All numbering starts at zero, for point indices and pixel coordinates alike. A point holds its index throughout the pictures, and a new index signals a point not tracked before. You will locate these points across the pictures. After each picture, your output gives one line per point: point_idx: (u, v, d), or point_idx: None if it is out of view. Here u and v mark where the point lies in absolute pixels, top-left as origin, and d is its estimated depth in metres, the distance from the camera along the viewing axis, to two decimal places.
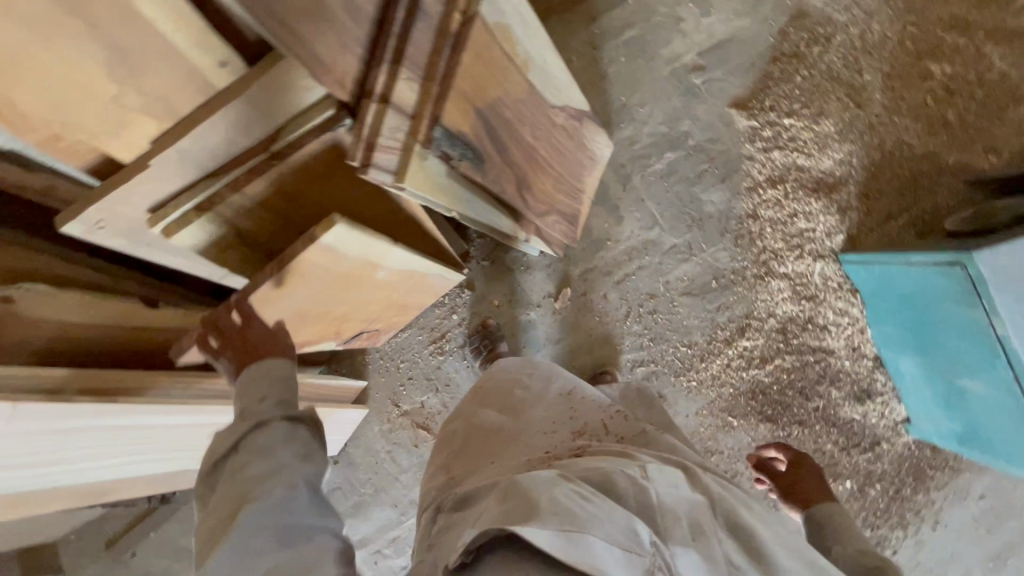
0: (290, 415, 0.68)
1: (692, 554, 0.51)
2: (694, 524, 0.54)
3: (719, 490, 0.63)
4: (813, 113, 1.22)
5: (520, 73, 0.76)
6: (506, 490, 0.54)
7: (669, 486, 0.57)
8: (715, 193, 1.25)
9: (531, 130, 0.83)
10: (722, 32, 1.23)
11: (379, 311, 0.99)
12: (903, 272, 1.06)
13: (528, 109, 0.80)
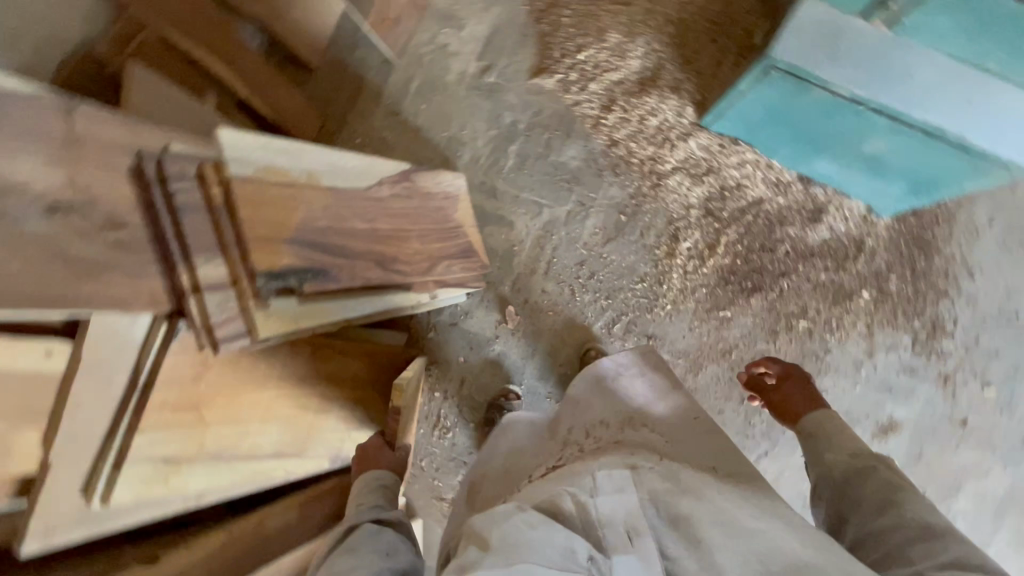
0: (379, 518, 0.77)
1: (628, 558, 0.55)
2: (628, 528, 0.57)
3: (672, 483, 0.64)
4: (597, 36, 1.30)
5: (311, 188, 0.85)
6: (466, 541, 0.60)
7: (610, 495, 0.61)
8: (570, 149, 1.32)
9: (358, 219, 0.92)
10: (484, 30, 1.33)
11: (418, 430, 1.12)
12: (745, 104, 1.10)
13: (341, 207, 0.89)
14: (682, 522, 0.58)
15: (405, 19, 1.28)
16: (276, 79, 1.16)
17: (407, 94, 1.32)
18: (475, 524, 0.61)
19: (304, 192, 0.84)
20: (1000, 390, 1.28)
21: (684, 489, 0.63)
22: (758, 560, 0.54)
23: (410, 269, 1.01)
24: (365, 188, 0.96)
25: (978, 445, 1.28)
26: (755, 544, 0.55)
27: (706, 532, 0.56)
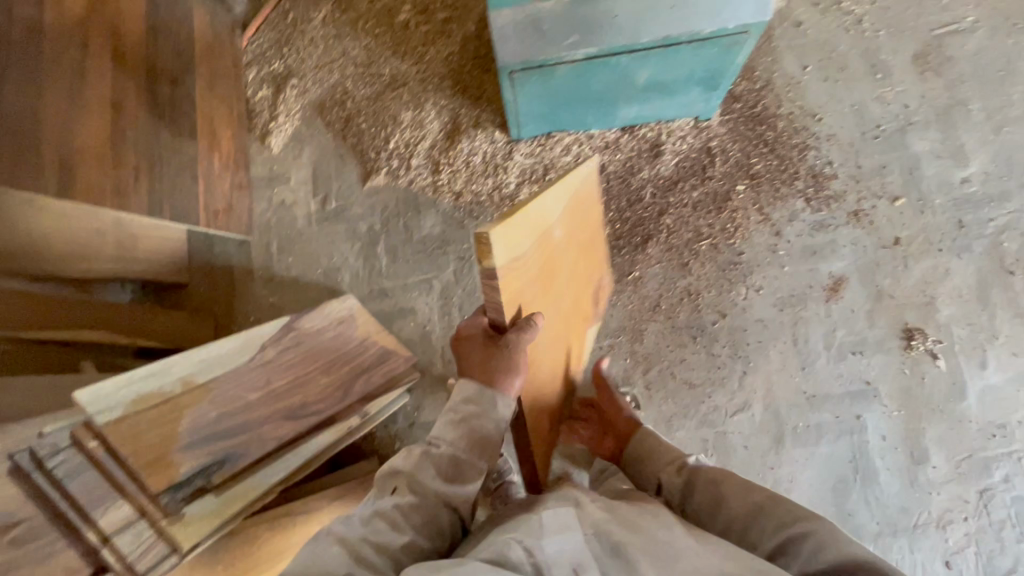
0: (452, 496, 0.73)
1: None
2: (575, 561, 0.59)
3: (610, 516, 0.67)
4: (396, 120, 1.42)
5: (190, 390, 0.92)
6: None
7: (556, 534, 0.61)
8: (427, 220, 1.39)
9: (250, 390, 0.98)
10: (308, 171, 1.46)
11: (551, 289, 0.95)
12: (524, 110, 1.18)
13: (228, 390, 0.96)
14: (622, 553, 0.61)
15: (238, 200, 1.42)
16: (158, 312, 1.28)
17: (273, 256, 1.42)
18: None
19: (184, 397, 0.91)
20: (906, 195, 1.28)
21: (627, 526, 0.65)
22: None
23: (324, 405, 1.03)
24: (247, 362, 1.02)
25: (925, 252, 1.25)
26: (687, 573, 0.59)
27: (644, 560, 0.60)
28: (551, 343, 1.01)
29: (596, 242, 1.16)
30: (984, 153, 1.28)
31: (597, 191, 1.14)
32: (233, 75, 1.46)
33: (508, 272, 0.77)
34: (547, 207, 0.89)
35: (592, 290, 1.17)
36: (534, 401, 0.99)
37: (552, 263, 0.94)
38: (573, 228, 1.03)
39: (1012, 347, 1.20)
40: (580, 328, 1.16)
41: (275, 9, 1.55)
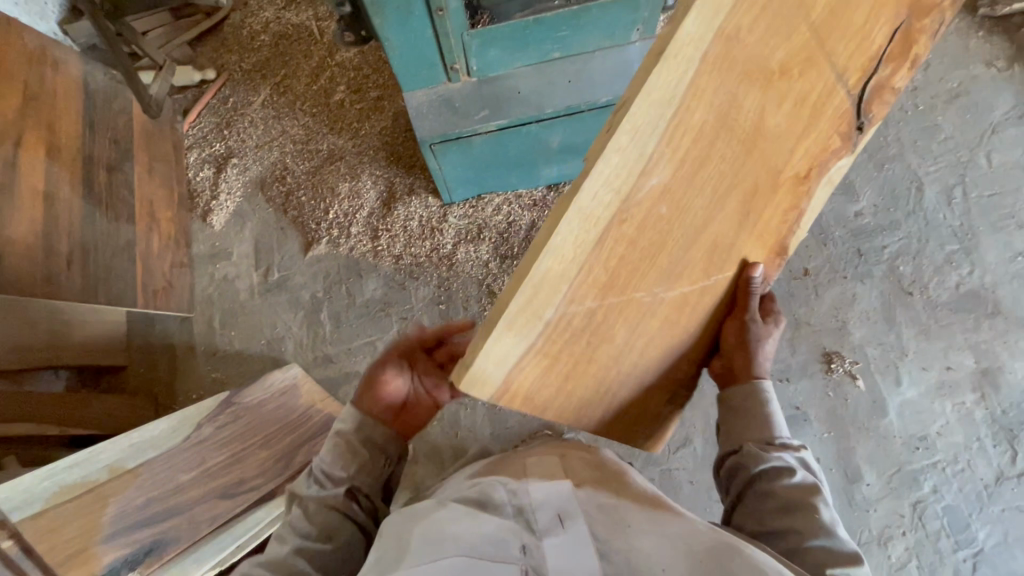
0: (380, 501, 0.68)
1: (559, 539, 0.47)
2: (559, 511, 0.51)
3: (598, 472, 0.61)
4: (334, 192, 1.48)
5: (119, 477, 0.92)
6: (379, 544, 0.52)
7: (540, 484, 0.55)
8: (369, 284, 1.43)
9: (184, 473, 0.98)
10: (250, 244, 1.49)
11: (669, 264, 0.59)
12: (450, 177, 1.27)
13: (160, 474, 0.95)
14: (610, 513, 0.52)
15: (178, 278, 1.43)
16: (88, 398, 1.23)
17: (215, 331, 1.42)
18: (389, 524, 0.53)
19: (111, 486, 0.90)
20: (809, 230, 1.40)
21: (611, 479, 0.60)
22: (682, 544, 0.48)
23: (264, 479, 1.03)
24: (182, 441, 1.01)
25: (832, 280, 1.36)
26: (683, 537, 0.49)
27: (633, 520, 0.51)
28: (689, 318, 0.64)
29: (800, 61, 0.55)
30: (871, 188, 1.43)
31: (712, 41, 0.51)
32: (173, 158, 1.52)
33: (513, 370, 0.57)
34: (573, 224, 0.52)
35: (797, 154, 0.60)
36: (660, 407, 0.69)
37: (640, 242, 0.57)
38: (683, 135, 0.53)
39: (921, 362, 1.28)
40: (780, 220, 0.62)
41: (216, 95, 1.63)
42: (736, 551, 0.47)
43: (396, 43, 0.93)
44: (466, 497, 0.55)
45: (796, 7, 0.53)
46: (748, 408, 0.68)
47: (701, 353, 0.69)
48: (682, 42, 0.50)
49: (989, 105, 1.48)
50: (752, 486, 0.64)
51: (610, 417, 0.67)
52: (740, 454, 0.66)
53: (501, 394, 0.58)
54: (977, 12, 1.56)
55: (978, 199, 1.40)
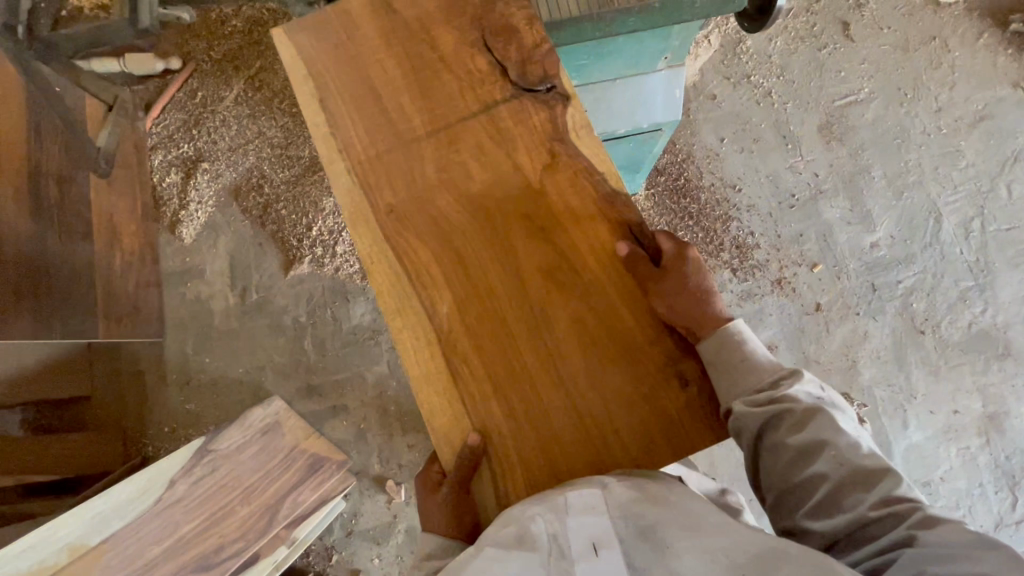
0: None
1: (596, 572, 0.47)
2: (593, 540, 0.48)
3: (640, 492, 0.51)
4: (316, 206, 1.36)
5: (81, 557, 0.88)
6: None
7: (577, 513, 0.50)
8: (359, 308, 1.33)
9: (153, 544, 0.92)
10: (224, 261, 1.36)
11: (507, 292, 0.64)
12: None
13: (125, 548, 0.90)
14: (650, 532, 0.48)
15: (145, 299, 1.31)
16: (46, 442, 1.15)
17: (188, 358, 1.31)
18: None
19: (73, 567, 0.87)
20: (823, 262, 1.33)
21: (657, 498, 0.51)
22: (723, 558, 0.45)
23: (244, 542, 0.96)
24: (151, 506, 0.94)
25: (845, 316, 1.31)
26: (732, 551, 0.46)
27: (673, 536, 0.48)
28: (596, 335, 0.62)
29: (450, 137, 0.68)
30: (888, 218, 1.36)
31: (382, 226, 0.67)
32: (135, 162, 1.35)
33: (494, 486, 0.60)
34: (423, 393, 0.63)
35: (523, 155, 0.68)
36: (676, 394, 0.60)
37: (484, 337, 0.63)
38: (419, 249, 0.66)
39: (929, 405, 1.26)
40: (573, 190, 0.66)
41: (182, 87, 1.45)
42: (781, 556, 0.44)
43: None
44: (504, 536, 0.49)
45: (405, 139, 0.69)
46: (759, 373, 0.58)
47: (651, 334, 0.62)
48: (370, 256, 0.66)
49: (1013, 131, 1.41)
50: (763, 443, 0.57)
51: (646, 443, 0.59)
52: (734, 417, 0.57)
53: (502, 501, 0.60)
54: (1008, 26, 1.47)
55: (996, 233, 1.35)
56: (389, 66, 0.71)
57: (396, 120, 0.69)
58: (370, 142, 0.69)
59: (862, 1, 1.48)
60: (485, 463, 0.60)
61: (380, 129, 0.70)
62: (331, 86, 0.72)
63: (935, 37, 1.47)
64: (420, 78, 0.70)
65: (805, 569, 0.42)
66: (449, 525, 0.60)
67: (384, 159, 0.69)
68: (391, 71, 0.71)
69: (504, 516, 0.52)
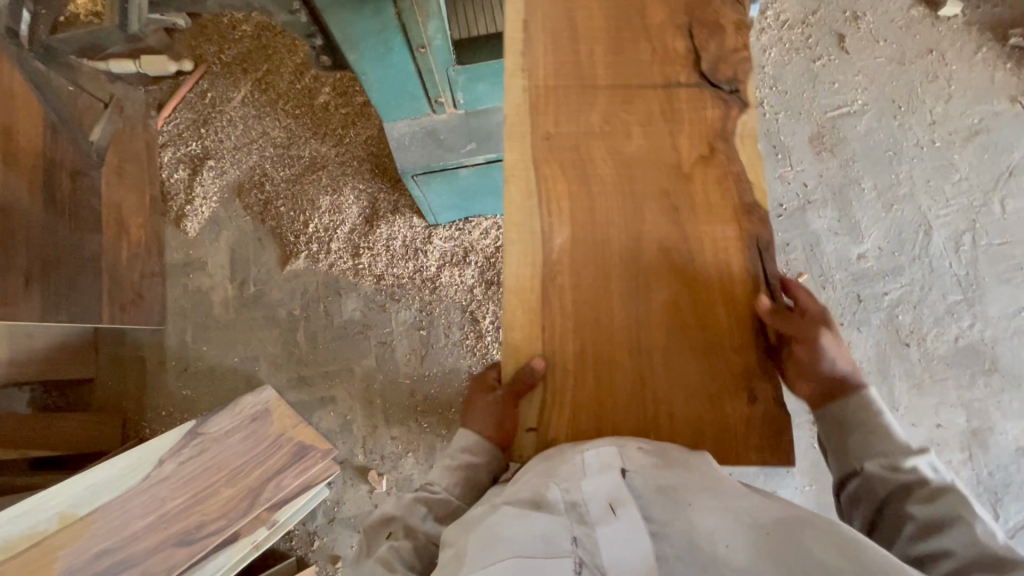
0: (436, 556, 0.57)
1: (615, 529, 0.46)
2: (611, 499, 0.49)
3: (661, 460, 0.53)
4: (313, 204, 1.41)
5: (67, 526, 0.93)
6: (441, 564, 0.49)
7: (595, 474, 0.51)
8: (349, 304, 1.37)
9: (137, 518, 0.96)
10: (225, 255, 1.42)
11: (624, 263, 0.61)
12: (436, 204, 1.20)
13: (110, 521, 0.95)
14: (668, 489, 0.49)
15: (149, 288, 1.37)
16: (51, 419, 1.23)
17: (187, 346, 1.37)
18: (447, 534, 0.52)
19: (59, 536, 0.92)
20: (809, 272, 1.34)
21: (676, 464, 0.52)
22: (743, 517, 0.45)
23: (225, 521, 1.00)
24: (139, 482, 0.99)
25: None
26: (743, 509, 0.46)
27: (692, 496, 0.48)
28: (691, 323, 0.60)
29: (623, 99, 0.66)
30: (877, 230, 1.36)
31: (532, 146, 0.64)
32: (145, 159, 1.42)
33: (540, 413, 0.59)
34: (512, 303, 0.61)
35: (681, 140, 0.65)
36: (738, 407, 0.58)
37: (587, 284, 0.61)
38: (550, 182, 0.63)
39: (910, 418, 1.25)
40: (717, 191, 0.63)
41: (193, 88, 1.52)
42: (798, 520, 0.44)
43: (375, 77, 0.82)
44: (518, 498, 0.50)
45: (584, 83, 0.66)
46: (856, 419, 0.55)
47: (747, 343, 0.59)
48: (511, 166, 0.64)
49: (1008, 146, 1.40)
50: (882, 514, 0.52)
51: (691, 436, 0.58)
52: (864, 478, 0.54)
53: (540, 430, 0.59)
54: (1007, 41, 1.46)
55: (988, 247, 1.34)
56: (597, 17, 0.68)
57: (585, 66, 0.66)
58: (555, 71, 0.66)
59: (858, 14, 1.49)
60: (537, 392, 0.59)
61: (566, 65, 0.66)
62: (540, 7, 0.68)
63: (932, 50, 1.47)
64: (619, 38, 0.67)
65: (824, 528, 0.42)
66: (487, 427, 0.60)
67: (558, 90, 0.66)
68: (596, 21, 0.68)
69: (522, 483, 0.52)
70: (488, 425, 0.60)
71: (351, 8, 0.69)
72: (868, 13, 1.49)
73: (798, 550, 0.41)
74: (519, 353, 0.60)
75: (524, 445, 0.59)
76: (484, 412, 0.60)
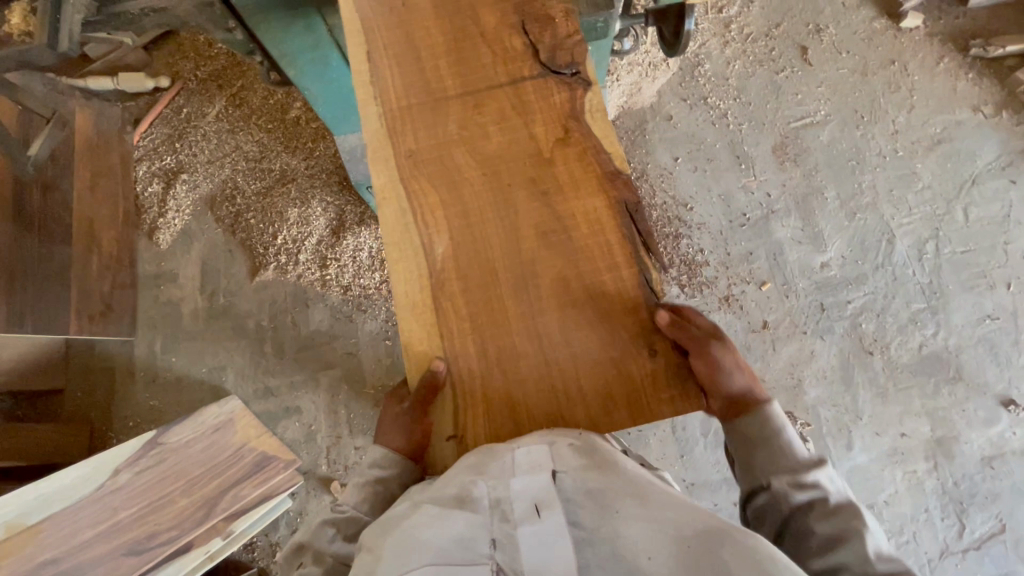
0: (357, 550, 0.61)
1: (535, 532, 0.46)
2: (536, 502, 0.49)
3: (590, 462, 0.52)
4: (280, 218, 1.43)
5: (18, 534, 0.94)
6: (358, 561, 0.49)
7: (524, 472, 0.51)
8: (316, 314, 1.38)
9: (88, 527, 0.98)
10: (196, 267, 1.44)
11: (507, 252, 0.63)
12: None
13: (61, 529, 0.96)
14: (597, 496, 0.49)
15: (119, 299, 1.38)
16: (17, 429, 1.24)
17: (156, 357, 1.39)
18: (366, 537, 0.51)
19: (8, 545, 0.93)
20: (772, 280, 1.34)
21: (602, 467, 0.51)
22: (667, 529, 0.44)
23: (178, 531, 1.01)
24: (93, 491, 1.00)
25: (791, 335, 1.31)
26: (671, 518, 0.45)
27: (621, 502, 0.48)
28: (579, 298, 0.61)
29: (475, 103, 0.67)
30: (840, 239, 1.36)
31: (397, 167, 0.66)
32: (119, 172, 1.44)
33: (453, 416, 0.59)
34: (405, 321, 0.62)
35: (537, 129, 0.66)
36: (641, 363, 0.59)
37: (473, 283, 0.62)
38: (427, 193, 0.65)
39: (874, 427, 1.24)
40: (579, 166, 0.65)
41: (169, 104, 1.55)
42: (721, 536, 0.43)
43: (319, 93, 0.85)
44: (443, 496, 0.51)
45: (435, 97, 0.67)
46: (760, 433, 0.62)
47: (632, 305, 0.61)
48: (383, 192, 0.65)
49: (971, 154, 1.41)
50: (788, 527, 0.60)
51: (603, 407, 0.58)
52: (771, 493, 0.61)
53: (458, 436, 0.59)
54: (968, 51, 1.48)
55: (951, 255, 1.34)
56: (433, 27, 0.70)
57: (431, 79, 0.68)
58: (403, 92, 0.68)
59: (821, 26, 1.51)
60: (446, 393, 0.60)
61: (414, 82, 0.68)
62: (380, 38, 0.69)
63: (894, 61, 1.48)
64: (459, 46, 0.69)
65: (744, 547, 0.42)
66: (397, 441, 0.61)
67: (413, 110, 0.67)
68: (435, 35, 0.70)
69: (450, 478, 0.53)
70: (398, 439, 0.61)
71: (282, 27, 0.72)
72: (831, 25, 1.51)
73: (718, 568, 0.41)
74: (413, 364, 0.61)
75: (445, 450, 0.60)
76: (391, 428, 0.61)
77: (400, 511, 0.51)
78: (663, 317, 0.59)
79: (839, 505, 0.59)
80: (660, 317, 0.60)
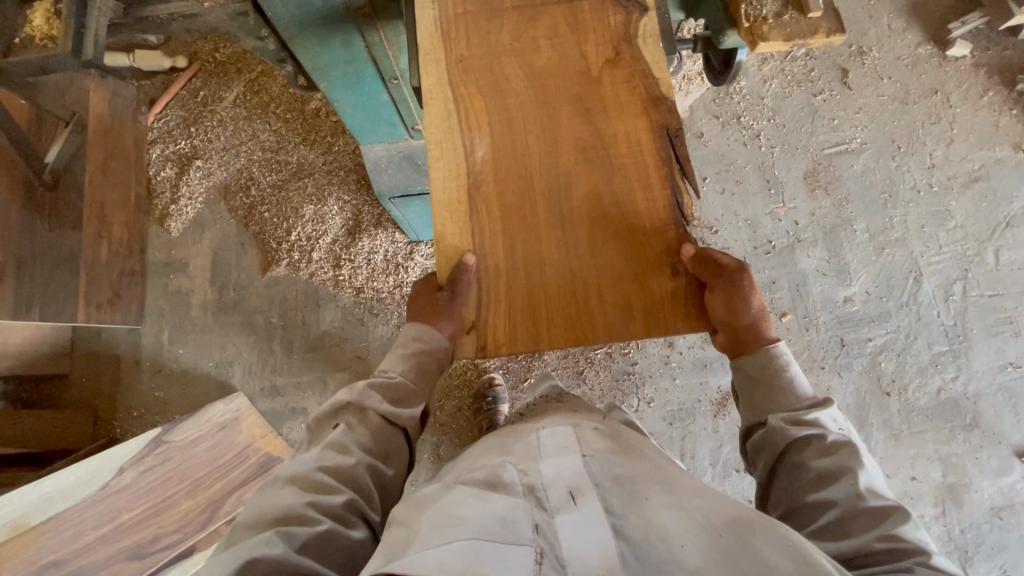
0: None
1: (573, 519, 0.45)
2: (571, 489, 0.47)
3: (615, 445, 0.54)
4: (294, 212, 1.40)
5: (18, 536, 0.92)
6: (386, 540, 0.47)
7: (553, 455, 0.51)
8: (326, 313, 1.36)
9: (91, 527, 0.97)
10: (207, 257, 1.41)
11: (542, 155, 0.59)
12: (415, 224, 1.19)
13: (64, 530, 0.95)
14: (627, 481, 0.49)
15: (127, 287, 1.35)
16: (20, 415, 1.24)
17: (163, 347, 1.37)
18: (397, 513, 0.50)
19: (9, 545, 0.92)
20: (794, 312, 1.32)
21: (628, 453, 0.53)
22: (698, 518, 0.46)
23: (181, 534, 1.01)
24: (96, 492, 0.99)
25: (807, 369, 1.29)
26: (702, 507, 0.47)
27: (649, 491, 0.48)
28: (610, 214, 0.58)
29: (529, 16, 0.63)
30: (865, 273, 1.33)
31: (448, 72, 0.62)
32: (133, 156, 1.39)
33: (477, 309, 0.57)
34: (439, 215, 0.58)
35: (589, 48, 0.62)
36: (662, 282, 0.57)
37: (510, 189, 0.59)
38: (472, 100, 0.61)
39: (885, 469, 1.23)
40: (626, 89, 0.61)
41: (186, 85, 1.49)
42: (750, 526, 0.45)
43: (348, 104, 0.81)
44: (474, 479, 0.50)
45: (492, 6, 0.63)
46: (765, 374, 0.61)
47: (664, 225, 0.58)
48: (429, 92, 0.61)
49: (1008, 195, 1.37)
50: (785, 459, 0.58)
51: (623, 316, 0.56)
52: (768, 429, 0.60)
53: (478, 327, 0.57)
54: (1015, 86, 1.43)
55: (977, 298, 1.32)
56: None
57: None
58: None
59: (865, 49, 1.46)
60: (474, 288, 0.57)
61: None
62: None
63: (937, 91, 1.43)
64: None
65: (775, 532, 0.44)
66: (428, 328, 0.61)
67: (468, 18, 0.63)
68: None
69: (481, 463, 0.52)
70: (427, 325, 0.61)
71: (318, 41, 0.68)
72: (874, 48, 1.46)
73: (751, 551, 0.43)
74: (445, 256, 0.58)
75: (465, 345, 0.57)
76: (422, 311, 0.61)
77: (428, 494, 0.50)
78: (688, 250, 0.57)
79: (838, 443, 0.57)
80: (687, 249, 0.57)
